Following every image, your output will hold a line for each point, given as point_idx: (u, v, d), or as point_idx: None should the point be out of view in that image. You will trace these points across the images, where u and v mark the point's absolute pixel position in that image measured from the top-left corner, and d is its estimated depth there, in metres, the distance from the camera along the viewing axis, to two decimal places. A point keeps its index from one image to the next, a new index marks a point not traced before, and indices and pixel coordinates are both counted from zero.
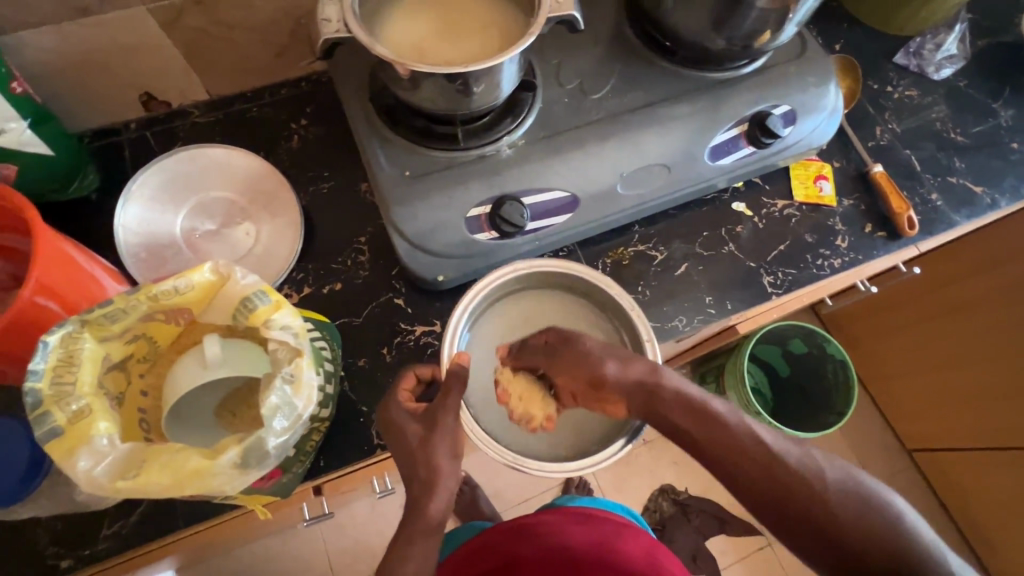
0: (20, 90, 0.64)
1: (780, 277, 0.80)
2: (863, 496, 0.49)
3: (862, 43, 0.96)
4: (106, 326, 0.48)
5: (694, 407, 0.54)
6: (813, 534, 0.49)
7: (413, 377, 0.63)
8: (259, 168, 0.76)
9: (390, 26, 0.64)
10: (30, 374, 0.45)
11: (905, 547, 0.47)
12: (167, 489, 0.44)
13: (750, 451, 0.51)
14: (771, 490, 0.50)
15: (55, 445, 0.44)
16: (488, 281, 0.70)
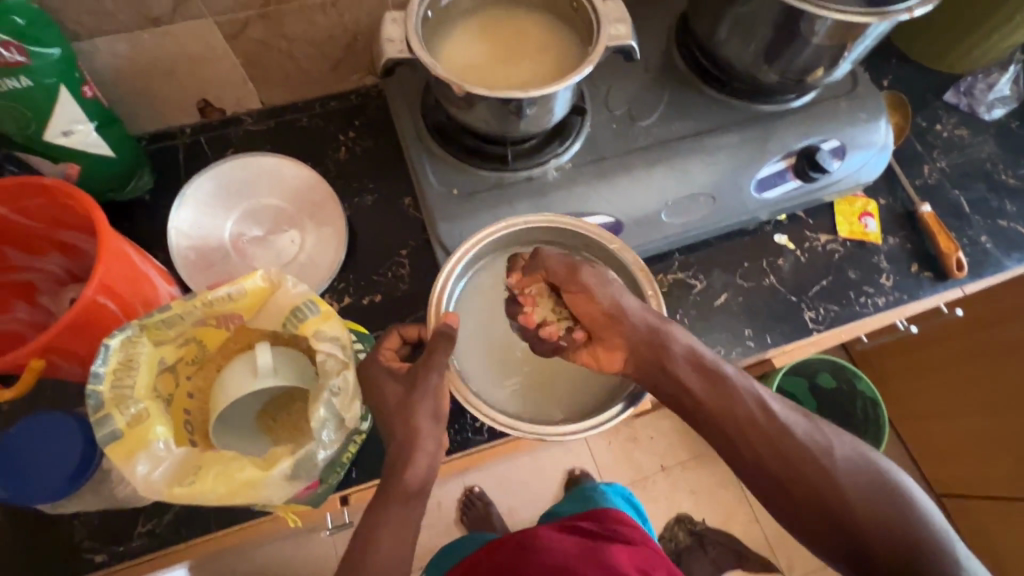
0: (90, 94, 0.67)
1: (822, 312, 0.79)
2: (861, 470, 0.53)
3: (912, 79, 0.95)
4: (163, 331, 0.50)
5: (707, 369, 0.56)
6: (813, 502, 0.52)
7: (397, 336, 0.62)
8: (307, 178, 0.77)
9: (449, 47, 0.66)
10: (92, 377, 0.47)
11: (899, 518, 0.50)
12: (219, 497, 0.45)
13: (758, 420, 0.54)
14: (776, 458, 0.53)
15: (116, 448, 0.46)
16: (482, 235, 0.66)
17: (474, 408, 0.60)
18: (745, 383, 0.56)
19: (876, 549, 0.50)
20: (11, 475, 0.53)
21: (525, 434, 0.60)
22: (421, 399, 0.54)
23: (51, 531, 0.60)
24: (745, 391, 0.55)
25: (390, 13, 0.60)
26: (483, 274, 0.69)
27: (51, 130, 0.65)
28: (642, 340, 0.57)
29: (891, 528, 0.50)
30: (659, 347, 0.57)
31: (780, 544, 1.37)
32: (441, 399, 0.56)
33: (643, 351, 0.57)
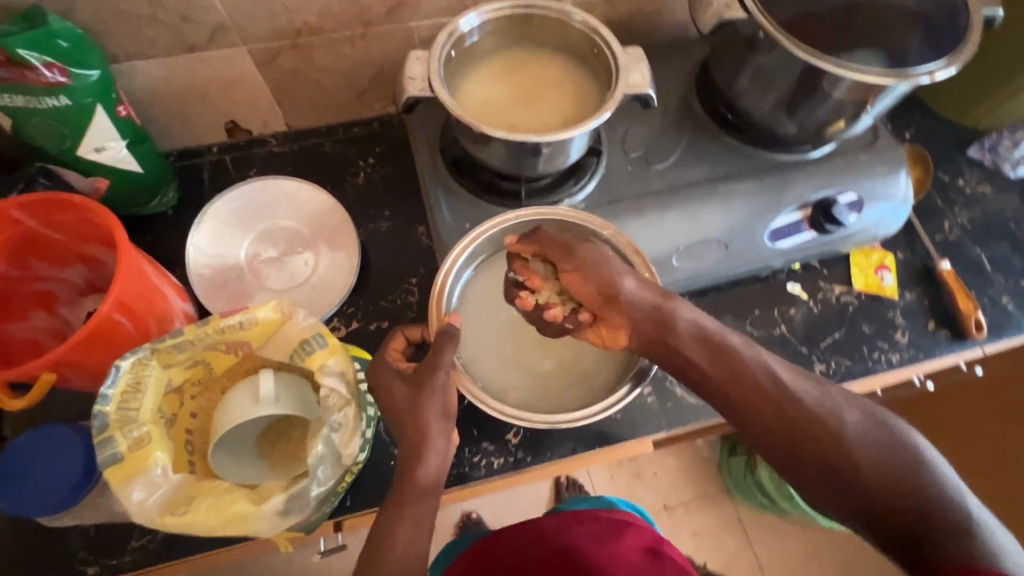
0: (124, 113, 0.69)
1: (833, 365, 0.77)
2: (871, 430, 0.51)
3: (935, 133, 0.94)
4: (174, 355, 0.51)
5: (710, 338, 0.56)
6: (821, 461, 0.50)
7: (402, 338, 0.63)
8: (325, 203, 0.79)
9: (471, 87, 0.67)
10: (99, 398, 0.48)
11: (914, 479, 0.48)
12: (210, 529, 0.46)
13: (763, 383, 0.53)
14: (781, 420, 0.52)
15: (115, 472, 0.47)
16: (477, 233, 0.67)
17: (482, 402, 0.62)
18: (750, 348, 0.56)
19: (889, 509, 0.48)
20: (13, 486, 0.54)
21: (534, 423, 0.62)
22: (429, 398, 0.55)
23: (49, 539, 0.61)
24: (750, 356, 0.55)
25: (415, 52, 0.62)
26: (484, 271, 0.71)
27: (84, 146, 0.68)
28: (644, 315, 0.57)
29: (904, 489, 0.48)
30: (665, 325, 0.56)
31: None
32: (449, 396, 0.56)
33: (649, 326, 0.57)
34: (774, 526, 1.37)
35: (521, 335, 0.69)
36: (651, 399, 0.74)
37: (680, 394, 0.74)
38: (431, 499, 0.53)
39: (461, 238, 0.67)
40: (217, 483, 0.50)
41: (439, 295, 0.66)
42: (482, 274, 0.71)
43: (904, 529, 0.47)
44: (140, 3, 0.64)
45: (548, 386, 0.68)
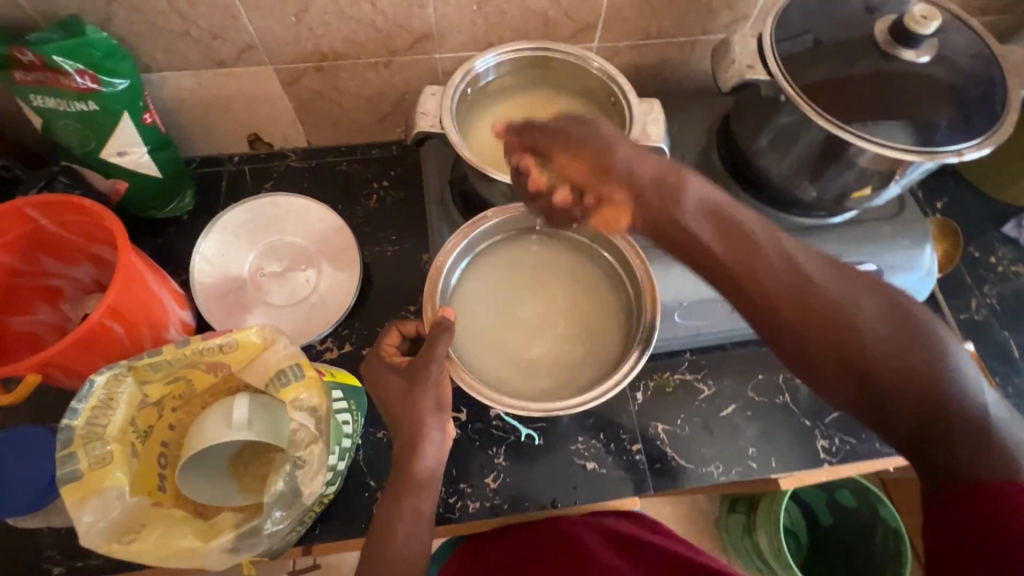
0: (149, 120, 0.70)
1: (836, 444, 0.73)
2: (893, 319, 0.41)
3: (970, 206, 0.90)
4: (150, 373, 0.55)
5: (714, 214, 0.48)
6: (829, 353, 0.42)
7: (396, 333, 0.61)
8: (333, 223, 0.80)
9: (485, 126, 0.68)
10: (70, 412, 0.51)
11: (943, 382, 0.38)
12: (152, 557, 0.50)
13: (768, 263, 0.45)
14: (785, 307, 0.44)
15: (72, 489, 0.50)
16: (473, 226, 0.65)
17: (476, 390, 0.57)
18: (760, 225, 0.47)
19: (902, 415, 0.39)
20: None
21: (531, 411, 0.57)
22: (424, 391, 0.53)
23: (22, 536, 0.61)
24: (757, 236, 0.47)
25: (430, 87, 0.62)
26: (477, 273, 0.67)
27: (108, 149, 0.69)
28: (649, 179, 0.50)
29: (932, 395, 0.38)
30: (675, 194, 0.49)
31: None
32: (443, 389, 0.55)
33: (655, 202, 0.49)
34: None
35: (515, 328, 0.66)
36: (639, 457, 0.71)
37: (670, 454, 0.72)
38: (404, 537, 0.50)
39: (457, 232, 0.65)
40: (172, 511, 0.54)
41: (437, 280, 0.62)
42: (479, 266, 0.68)
43: (921, 437, 0.39)
44: (174, 19, 0.66)
45: (542, 375, 0.64)
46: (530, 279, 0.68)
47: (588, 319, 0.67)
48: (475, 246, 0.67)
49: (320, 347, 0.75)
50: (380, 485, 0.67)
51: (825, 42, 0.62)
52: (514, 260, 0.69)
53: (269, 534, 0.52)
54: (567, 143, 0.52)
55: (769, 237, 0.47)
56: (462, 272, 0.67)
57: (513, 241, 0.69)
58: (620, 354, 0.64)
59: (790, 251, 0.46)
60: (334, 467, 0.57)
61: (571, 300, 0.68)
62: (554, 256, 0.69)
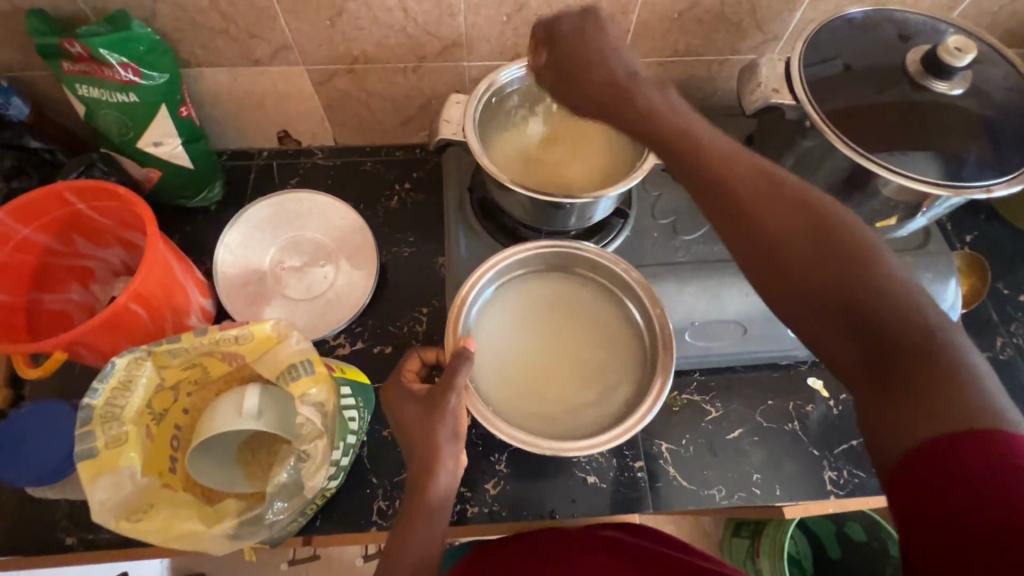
0: (186, 114, 0.73)
1: (844, 476, 0.72)
2: (863, 246, 0.39)
3: (1001, 241, 0.87)
4: (168, 359, 0.56)
5: (689, 138, 0.48)
6: (793, 275, 0.41)
7: (417, 360, 0.62)
8: (354, 222, 0.81)
9: (507, 136, 0.69)
10: (90, 392, 0.53)
11: (904, 311, 0.36)
12: (158, 538, 0.51)
13: (742, 186, 0.44)
14: (751, 228, 0.43)
15: (87, 466, 0.52)
16: (496, 261, 0.66)
17: (490, 422, 0.58)
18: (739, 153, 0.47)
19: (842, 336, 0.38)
20: (12, 461, 0.60)
21: (542, 446, 0.57)
22: (441, 419, 0.53)
23: (39, 506, 0.64)
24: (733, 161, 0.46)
25: (455, 95, 0.64)
26: (503, 303, 0.69)
27: (144, 139, 0.72)
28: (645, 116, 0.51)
29: (889, 321, 0.36)
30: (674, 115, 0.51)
31: None
32: (460, 418, 0.55)
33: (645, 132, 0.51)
34: None
35: (534, 361, 0.66)
36: (641, 475, 0.71)
37: (672, 473, 0.71)
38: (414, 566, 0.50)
39: (482, 265, 0.67)
40: (177, 494, 0.56)
41: (460, 309, 0.64)
42: (503, 296, 0.69)
43: (873, 359, 0.36)
44: (215, 18, 0.69)
45: (556, 407, 0.64)
46: (554, 312, 0.69)
47: (606, 354, 0.67)
48: (501, 277, 0.68)
49: (333, 342, 0.76)
50: (382, 482, 0.68)
51: (855, 68, 0.62)
52: (541, 293, 0.70)
53: (269, 524, 0.53)
54: (569, 83, 0.55)
55: (743, 161, 0.46)
56: (487, 300, 0.68)
57: (542, 275, 0.70)
58: (634, 397, 0.64)
59: (768, 175, 0.45)
60: (336, 463, 0.59)
61: (589, 335, 0.68)
62: (578, 294, 0.70)
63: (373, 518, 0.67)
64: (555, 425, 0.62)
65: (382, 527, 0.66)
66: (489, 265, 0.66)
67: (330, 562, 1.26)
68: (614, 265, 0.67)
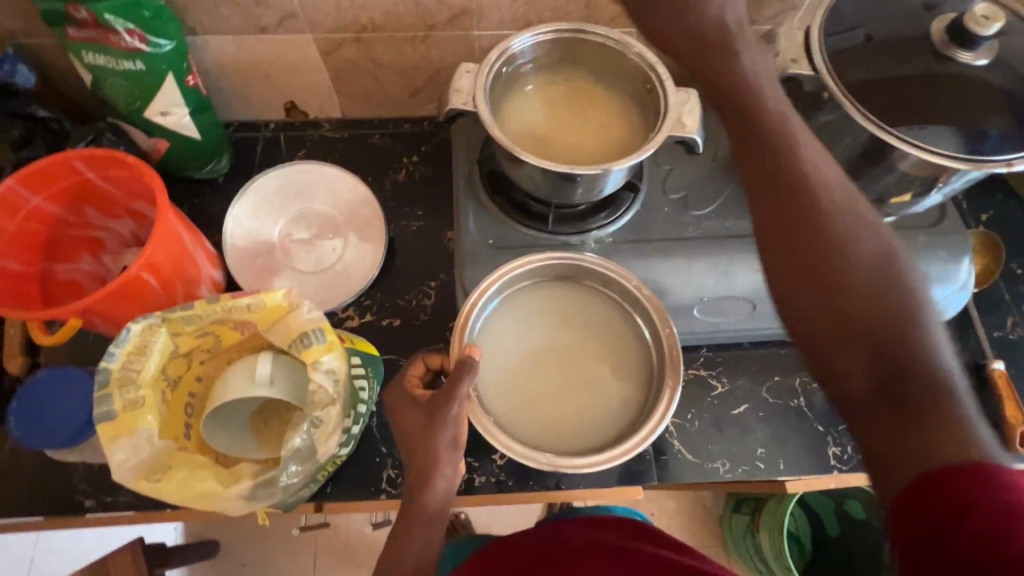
0: (192, 83, 0.72)
1: (848, 452, 0.73)
2: (904, 280, 0.39)
3: (1015, 220, 0.86)
4: (182, 325, 0.57)
5: (769, 126, 0.44)
6: (831, 293, 0.39)
7: (421, 364, 0.62)
8: (362, 194, 0.81)
9: (517, 108, 0.68)
10: (107, 355, 0.54)
11: (930, 353, 0.36)
12: (177, 498, 0.53)
13: (799, 190, 0.42)
14: (795, 228, 0.41)
15: (107, 427, 0.53)
16: (499, 273, 0.66)
17: (490, 433, 0.60)
18: (813, 156, 0.44)
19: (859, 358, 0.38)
20: (31, 424, 0.61)
21: (543, 464, 0.59)
22: (441, 427, 0.55)
23: (58, 470, 0.66)
24: (807, 164, 0.43)
25: (466, 64, 0.62)
26: (507, 311, 0.69)
27: (151, 110, 0.72)
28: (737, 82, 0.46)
29: (917, 357, 0.36)
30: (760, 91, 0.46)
31: None
32: (461, 425, 0.57)
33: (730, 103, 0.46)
34: None
35: (538, 371, 0.67)
36: (647, 448, 0.72)
37: (677, 447, 0.72)
38: (428, 529, 0.55)
39: (488, 275, 0.66)
40: (193, 457, 0.57)
41: (463, 325, 0.64)
42: (508, 307, 0.69)
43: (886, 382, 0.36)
44: None
45: (561, 420, 0.65)
46: (562, 321, 0.69)
47: (613, 367, 0.68)
48: (506, 287, 0.68)
49: (342, 315, 0.77)
50: (391, 451, 0.69)
51: (876, 40, 0.60)
52: (550, 302, 0.70)
53: (283, 486, 0.54)
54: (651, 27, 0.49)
55: (811, 164, 0.43)
56: (495, 306, 0.68)
57: (551, 283, 0.70)
58: (642, 406, 0.65)
59: (832, 186, 0.42)
60: (347, 429, 0.60)
61: (596, 347, 0.68)
62: (586, 306, 0.70)
63: (382, 486, 0.68)
64: (558, 439, 0.64)
65: (391, 495, 0.68)
66: (492, 276, 0.66)
67: (339, 530, 1.30)
68: (624, 280, 0.67)
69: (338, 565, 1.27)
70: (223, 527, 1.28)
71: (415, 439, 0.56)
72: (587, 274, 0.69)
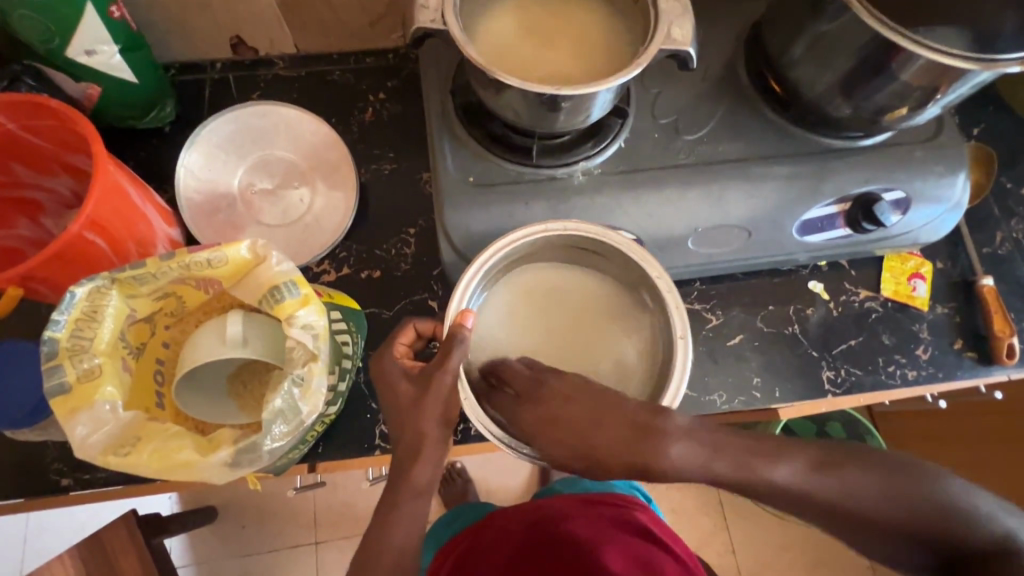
0: (118, 14, 0.62)
1: (842, 375, 0.73)
2: (915, 479, 0.46)
3: (1007, 132, 0.84)
4: (135, 287, 0.53)
5: (736, 470, 0.47)
6: (871, 523, 0.46)
7: (412, 331, 0.59)
8: (326, 136, 0.74)
9: (490, 26, 0.61)
10: (52, 324, 0.50)
11: (977, 523, 0.45)
12: (152, 471, 0.50)
13: (800, 488, 0.46)
14: (824, 510, 0.46)
15: (62, 401, 0.50)
16: (515, 236, 0.58)
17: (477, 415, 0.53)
18: (783, 446, 0.47)
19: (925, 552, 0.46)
20: None
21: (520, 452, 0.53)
22: (431, 402, 0.52)
23: (29, 448, 0.62)
24: (785, 465, 0.47)
25: None
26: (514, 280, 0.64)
27: (73, 48, 0.61)
28: (690, 459, 0.47)
29: (974, 539, 0.44)
30: (721, 450, 0.47)
31: None
32: (453, 402, 0.53)
33: (700, 468, 0.47)
34: (754, 514, 1.37)
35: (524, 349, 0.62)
36: None
37: None
38: (426, 494, 0.52)
39: (504, 235, 0.58)
40: (166, 426, 0.53)
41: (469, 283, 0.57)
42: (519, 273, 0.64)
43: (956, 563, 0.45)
44: None
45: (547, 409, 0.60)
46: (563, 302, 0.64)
47: (604, 361, 0.61)
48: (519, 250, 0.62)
49: (317, 270, 0.72)
50: (381, 407, 0.67)
51: None
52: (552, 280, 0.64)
53: (268, 450, 0.51)
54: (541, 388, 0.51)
55: (797, 471, 0.46)
56: (494, 275, 0.62)
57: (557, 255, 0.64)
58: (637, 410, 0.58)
59: (816, 454, 0.47)
60: (332, 386, 0.58)
61: (604, 345, 0.62)
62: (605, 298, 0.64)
63: (376, 442, 0.66)
64: None
65: (385, 450, 0.66)
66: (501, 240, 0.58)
67: (337, 487, 1.30)
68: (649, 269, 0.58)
69: (339, 520, 1.28)
70: (219, 494, 1.27)
71: (409, 399, 0.53)
72: (599, 251, 0.62)
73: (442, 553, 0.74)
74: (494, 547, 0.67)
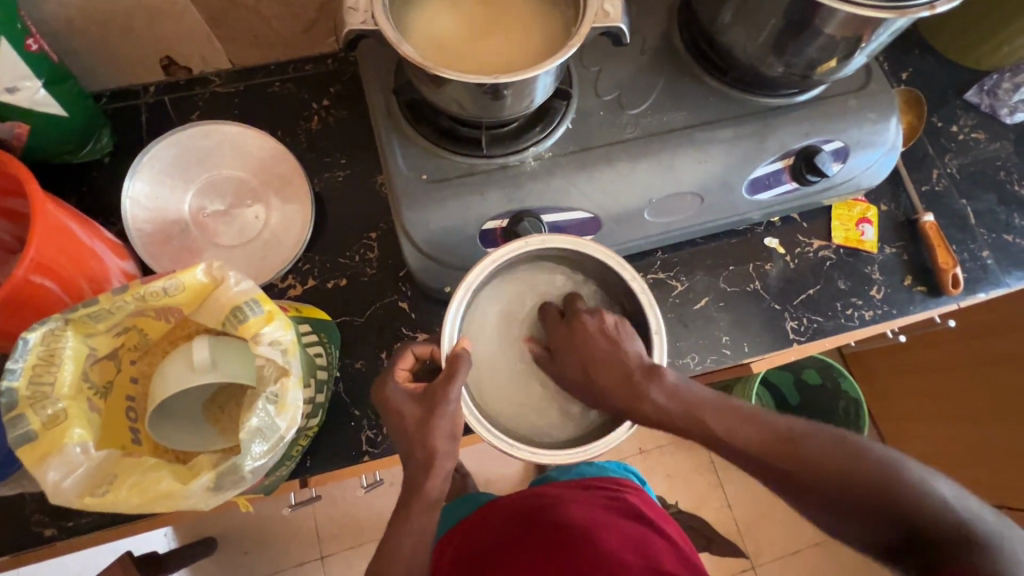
0: (36, 47, 0.59)
1: (805, 323, 0.76)
2: (881, 460, 0.48)
3: (933, 73, 0.87)
4: (91, 325, 0.52)
5: (704, 425, 0.52)
6: (826, 495, 0.48)
7: (411, 356, 0.59)
8: (273, 150, 0.73)
9: (422, 21, 0.61)
10: (8, 373, 0.49)
11: (936, 509, 0.45)
12: (133, 508, 0.49)
13: (760, 446, 0.50)
14: (782, 474, 0.50)
15: (28, 450, 0.49)
16: (498, 253, 0.57)
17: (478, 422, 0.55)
18: (747, 416, 0.52)
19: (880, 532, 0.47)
20: None
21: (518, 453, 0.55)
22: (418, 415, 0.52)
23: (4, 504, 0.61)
24: (746, 428, 0.51)
25: None
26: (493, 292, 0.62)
27: None
28: (667, 409, 0.53)
29: (927, 518, 0.45)
30: (693, 407, 0.52)
31: (749, 531, 1.38)
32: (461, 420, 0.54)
33: (674, 421, 0.53)
34: None
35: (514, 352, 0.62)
36: None
37: None
38: (416, 494, 0.53)
39: (488, 255, 0.57)
40: (144, 459, 0.52)
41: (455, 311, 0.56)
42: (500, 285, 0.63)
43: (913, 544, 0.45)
44: None
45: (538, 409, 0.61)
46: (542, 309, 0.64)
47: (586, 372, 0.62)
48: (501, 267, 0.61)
49: (282, 286, 0.72)
50: (364, 413, 0.68)
51: None
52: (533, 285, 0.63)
53: (251, 470, 0.51)
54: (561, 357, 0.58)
55: (751, 433, 0.51)
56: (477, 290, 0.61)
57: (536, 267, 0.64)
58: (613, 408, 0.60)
59: (778, 429, 0.51)
60: (310, 398, 0.59)
61: None
62: None
63: (363, 448, 0.66)
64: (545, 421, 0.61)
65: (374, 455, 0.66)
66: (483, 263, 0.57)
67: (335, 500, 1.29)
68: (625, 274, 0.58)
69: (342, 530, 1.28)
70: (217, 522, 1.26)
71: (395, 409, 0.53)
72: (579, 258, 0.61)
73: (440, 547, 0.75)
74: (490, 537, 0.69)
